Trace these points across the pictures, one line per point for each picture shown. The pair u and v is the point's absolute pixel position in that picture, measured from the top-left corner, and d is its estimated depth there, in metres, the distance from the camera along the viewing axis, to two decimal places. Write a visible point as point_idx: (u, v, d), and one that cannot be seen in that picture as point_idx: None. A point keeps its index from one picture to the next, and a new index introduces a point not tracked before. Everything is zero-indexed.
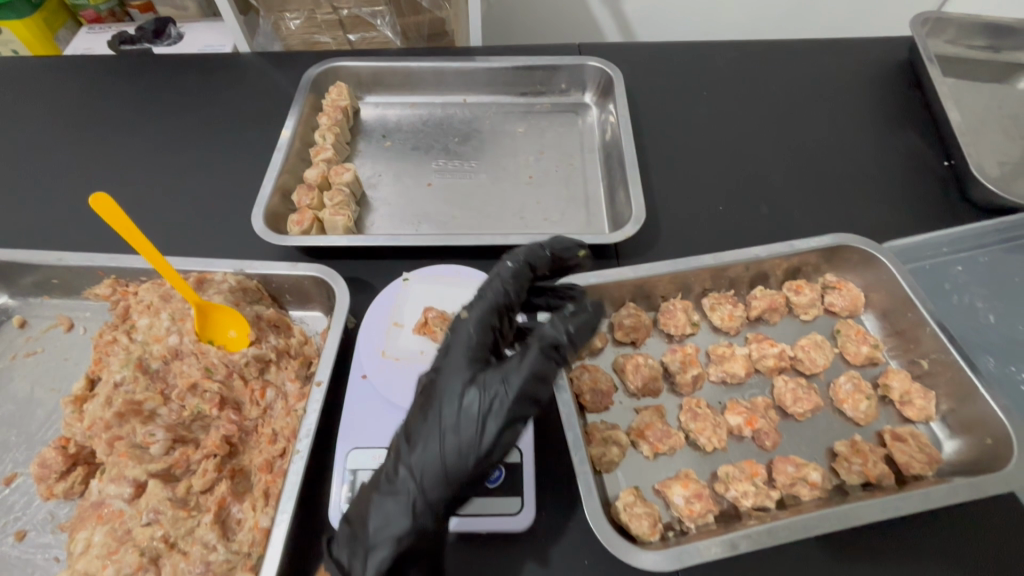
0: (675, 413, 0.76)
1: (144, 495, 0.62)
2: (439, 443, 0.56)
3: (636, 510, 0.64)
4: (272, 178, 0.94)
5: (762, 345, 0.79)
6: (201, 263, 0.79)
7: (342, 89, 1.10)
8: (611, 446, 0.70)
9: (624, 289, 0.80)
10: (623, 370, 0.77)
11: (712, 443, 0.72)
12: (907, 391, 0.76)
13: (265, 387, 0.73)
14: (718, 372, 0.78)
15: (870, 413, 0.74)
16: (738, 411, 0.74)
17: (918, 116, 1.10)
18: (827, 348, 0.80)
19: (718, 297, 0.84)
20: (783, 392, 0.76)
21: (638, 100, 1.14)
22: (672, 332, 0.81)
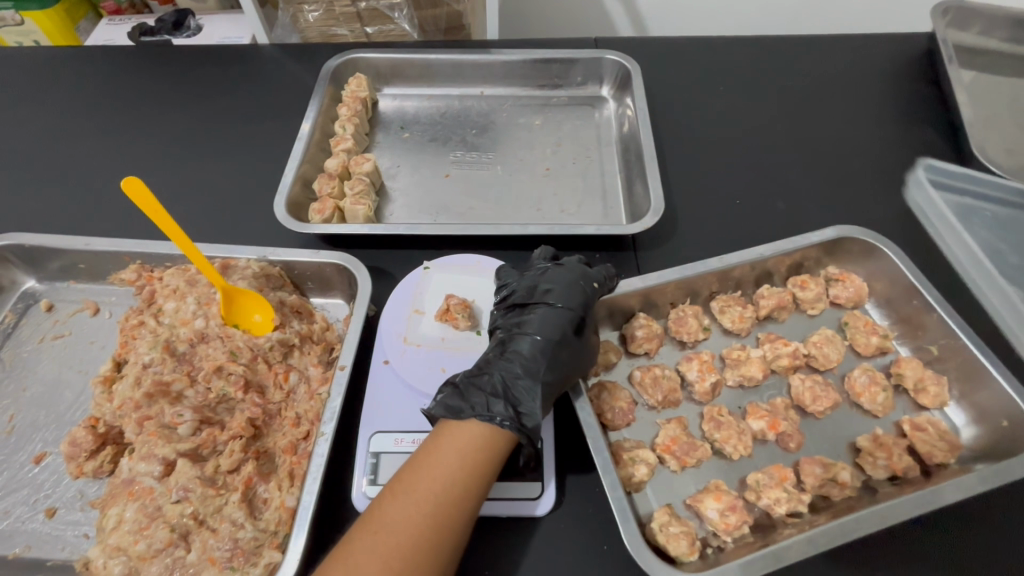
0: (697, 422, 0.75)
1: (173, 473, 0.63)
2: (576, 353, 0.68)
3: (672, 530, 0.63)
4: (293, 167, 0.95)
5: (776, 345, 0.79)
6: (225, 249, 0.80)
7: (361, 80, 1.11)
8: (639, 466, 0.68)
9: (635, 299, 0.80)
10: (640, 382, 0.76)
11: (739, 450, 0.71)
12: (921, 378, 0.76)
13: (288, 371, 0.74)
14: (735, 376, 0.78)
15: (887, 404, 0.75)
16: (760, 415, 0.74)
17: (937, 112, 1.10)
18: (839, 343, 0.80)
19: (726, 299, 0.83)
20: (801, 391, 0.76)
21: (654, 93, 1.14)
22: (686, 338, 0.80)
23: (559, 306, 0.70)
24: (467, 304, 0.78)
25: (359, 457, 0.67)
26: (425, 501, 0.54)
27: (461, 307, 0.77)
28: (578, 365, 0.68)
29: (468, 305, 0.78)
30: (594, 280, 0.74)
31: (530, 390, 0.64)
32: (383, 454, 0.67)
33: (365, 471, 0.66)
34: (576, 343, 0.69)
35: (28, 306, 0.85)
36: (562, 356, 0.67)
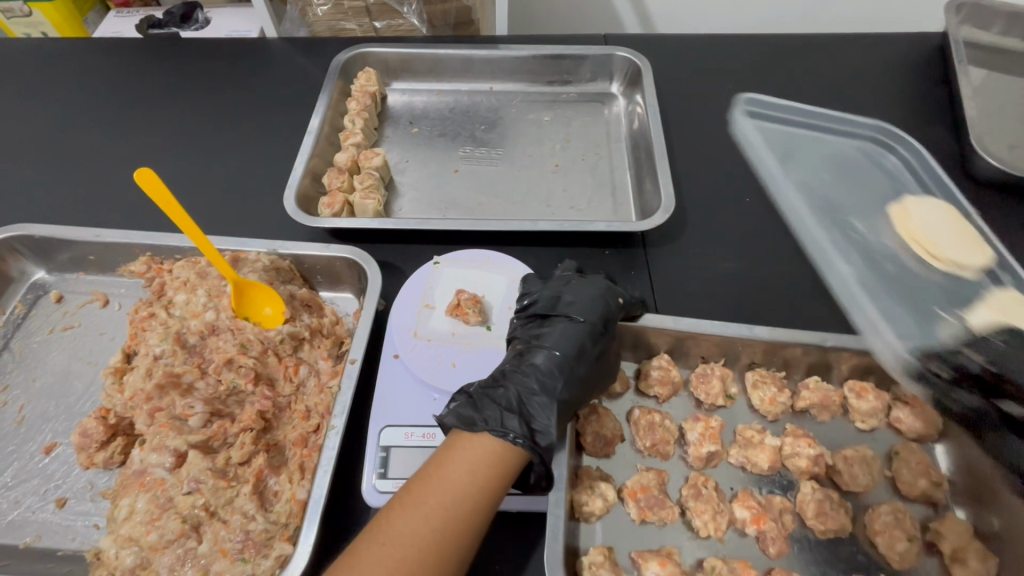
0: (678, 485, 0.72)
1: (185, 464, 0.63)
2: (592, 372, 0.69)
3: (600, 572, 0.61)
4: (303, 161, 0.95)
5: (798, 442, 0.72)
6: (236, 242, 0.80)
7: (370, 75, 1.11)
8: (596, 497, 0.66)
9: (664, 338, 0.77)
10: (636, 422, 0.74)
11: (707, 529, 0.66)
12: (961, 547, 0.64)
13: (298, 364, 0.74)
14: (739, 456, 0.73)
15: (906, 557, 0.65)
16: (749, 504, 0.68)
17: (948, 112, 1.09)
18: (875, 468, 0.71)
19: (763, 374, 0.77)
20: (807, 502, 0.69)
21: (664, 91, 1.14)
22: (702, 397, 0.76)
23: (578, 322, 0.70)
24: (478, 300, 0.78)
25: (369, 451, 0.67)
26: (434, 515, 0.54)
27: (472, 302, 0.77)
28: (592, 383, 0.69)
29: (478, 301, 0.78)
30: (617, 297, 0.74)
31: (546, 407, 0.64)
32: (392, 448, 0.67)
33: (375, 464, 0.66)
34: (594, 361, 0.69)
35: (37, 297, 0.85)
36: (578, 374, 0.68)
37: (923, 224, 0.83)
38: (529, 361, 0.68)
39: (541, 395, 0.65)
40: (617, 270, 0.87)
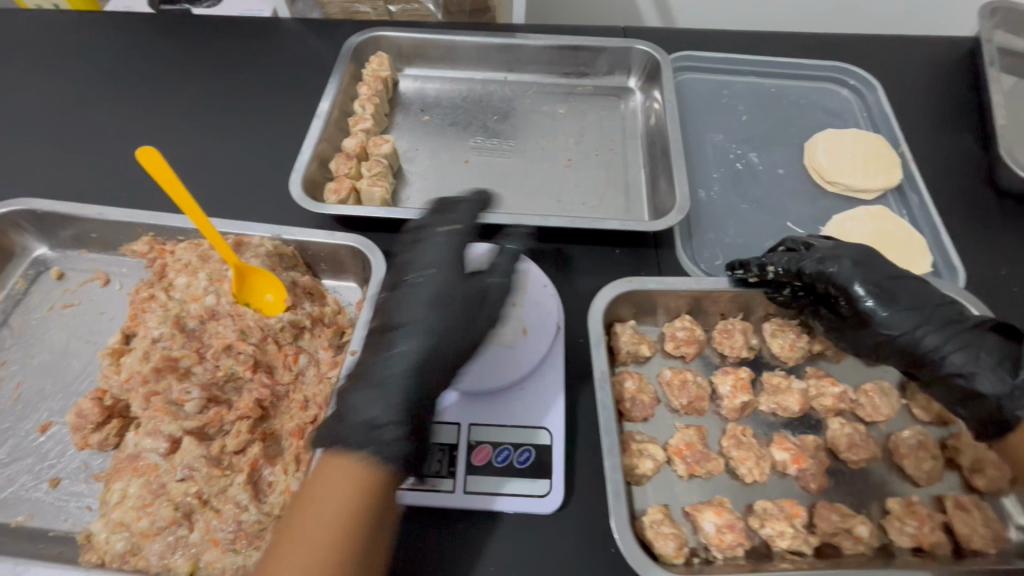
0: (716, 437, 0.72)
1: (179, 451, 0.62)
2: (484, 323, 0.65)
3: (663, 530, 0.62)
4: (310, 145, 0.93)
5: (822, 383, 0.74)
6: (239, 226, 0.79)
7: (383, 59, 1.09)
8: (646, 460, 0.67)
9: (682, 299, 0.78)
10: (668, 383, 0.74)
11: (752, 475, 0.68)
12: (979, 458, 0.69)
13: (298, 353, 0.73)
14: (769, 403, 0.74)
15: (932, 474, 0.69)
16: (786, 446, 0.70)
17: (976, 119, 1.06)
18: (893, 398, 0.74)
19: (781, 324, 0.79)
20: (838, 436, 0.71)
21: (683, 87, 1.10)
22: (727, 352, 0.77)
23: (422, 271, 0.65)
24: None
25: None
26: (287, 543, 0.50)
27: None
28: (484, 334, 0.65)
29: None
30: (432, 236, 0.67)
31: (416, 375, 0.58)
32: None
33: None
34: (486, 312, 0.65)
35: (38, 273, 0.84)
36: (466, 329, 0.62)
37: (831, 157, 0.98)
38: (396, 325, 0.62)
39: (426, 362, 0.59)
40: (627, 271, 0.85)
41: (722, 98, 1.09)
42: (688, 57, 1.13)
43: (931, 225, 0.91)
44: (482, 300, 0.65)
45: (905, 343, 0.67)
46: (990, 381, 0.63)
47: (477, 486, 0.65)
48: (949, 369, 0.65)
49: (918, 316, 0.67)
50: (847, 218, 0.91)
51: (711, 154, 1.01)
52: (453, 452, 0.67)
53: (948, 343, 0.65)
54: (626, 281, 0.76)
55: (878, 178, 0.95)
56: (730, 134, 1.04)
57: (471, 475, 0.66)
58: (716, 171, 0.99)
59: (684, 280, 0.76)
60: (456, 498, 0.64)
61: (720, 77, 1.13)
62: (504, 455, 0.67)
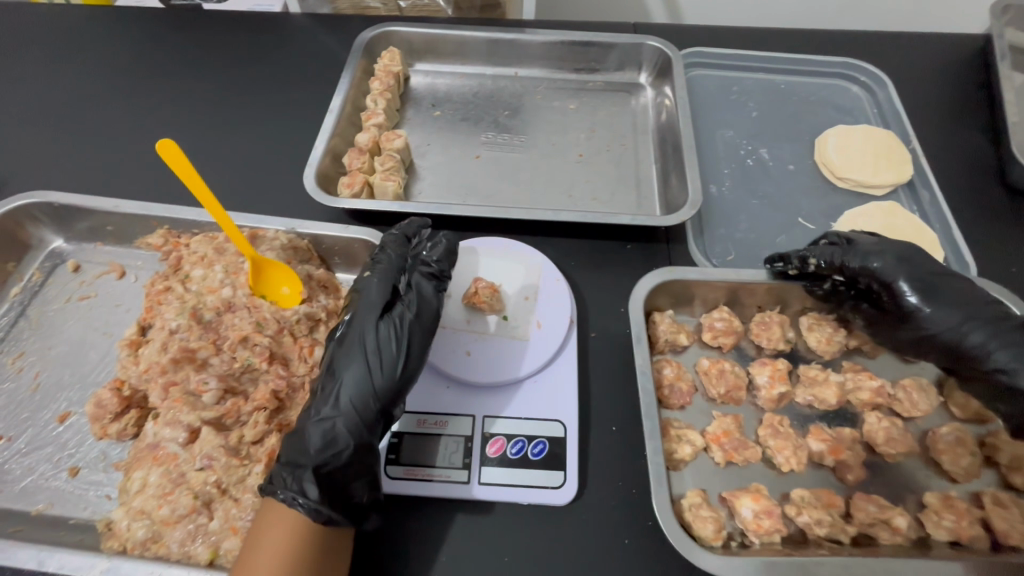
0: (753, 426, 0.73)
1: (198, 441, 0.63)
2: (405, 344, 0.63)
3: (701, 513, 0.62)
4: (323, 139, 0.93)
5: (859, 376, 0.75)
6: (254, 220, 0.80)
7: (395, 54, 1.09)
8: (685, 445, 0.68)
9: (719, 291, 0.79)
10: (705, 372, 0.75)
11: (790, 464, 0.68)
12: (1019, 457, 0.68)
13: (313, 345, 0.74)
14: (806, 395, 0.74)
15: (971, 470, 0.68)
16: (823, 437, 0.70)
17: (988, 116, 1.06)
18: (932, 394, 0.74)
19: (817, 318, 0.79)
20: (874, 429, 0.71)
21: (693, 83, 1.10)
22: (763, 344, 0.78)
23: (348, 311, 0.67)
24: (494, 289, 0.77)
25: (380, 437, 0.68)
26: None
27: (488, 291, 0.76)
28: (408, 355, 0.63)
29: (495, 290, 0.77)
30: (360, 279, 0.70)
31: (331, 409, 0.59)
32: (404, 434, 0.68)
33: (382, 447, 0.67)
34: (396, 333, 0.63)
35: (55, 266, 0.85)
36: (377, 355, 0.62)
37: (841, 152, 0.98)
38: (332, 360, 0.63)
39: (339, 395, 0.60)
40: (639, 265, 0.86)
41: (732, 94, 1.09)
42: (698, 53, 1.13)
43: (943, 221, 0.91)
44: (390, 323, 0.64)
45: (951, 339, 0.68)
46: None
47: (491, 478, 0.65)
48: (995, 365, 0.66)
49: (965, 312, 0.68)
50: (857, 214, 0.91)
51: (722, 150, 1.01)
52: (467, 443, 0.68)
53: (995, 339, 0.66)
54: (665, 271, 0.77)
55: (890, 174, 0.95)
56: (742, 130, 1.04)
57: (484, 467, 0.66)
58: (727, 167, 0.99)
59: (717, 273, 0.77)
60: (471, 489, 0.65)
61: (731, 73, 1.13)
62: (518, 447, 0.68)
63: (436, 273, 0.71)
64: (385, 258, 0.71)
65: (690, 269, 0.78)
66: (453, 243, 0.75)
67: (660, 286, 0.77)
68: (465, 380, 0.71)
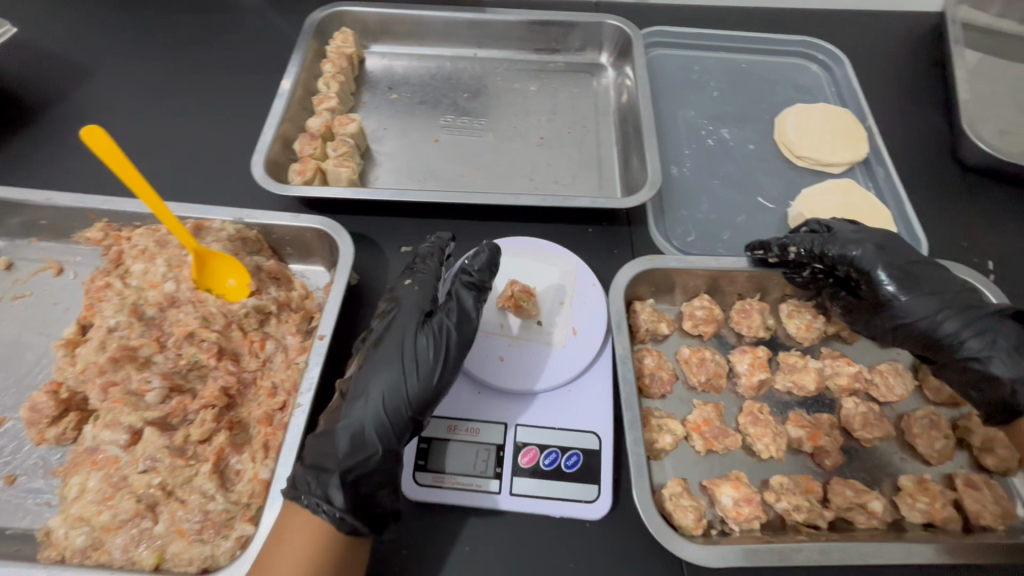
0: (733, 414, 0.74)
1: (140, 442, 0.60)
2: (441, 354, 0.61)
3: (682, 501, 0.62)
4: (272, 125, 0.89)
5: (837, 362, 0.76)
6: (199, 210, 0.76)
7: (348, 36, 1.05)
8: (665, 435, 0.68)
9: (700, 279, 0.79)
10: (686, 361, 0.75)
11: (769, 451, 0.69)
12: (990, 438, 0.70)
13: (264, 339, 0.71)
14: (785, 381, 0.75)
15: (943, 453, 0.70)
16: (801, 424, 0.71)
17: (941, 94, 1.08)
18: (908, 378, 0.75)
19: (798, 305, 0.80)
20: (851, 415, 0.72)
21: (654, 63, 1.09)
22: (744, 332, 0.78)
23: (384, 317, 0.67)
24: (530, 293, 0.74)
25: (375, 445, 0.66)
26: None
27: (525, 295, 0.73)
28: (444, 363, 0.61)
29: (531, 294, 0.74)
30: (398, 286, 0.69)
31: (365, 413, 0.59)
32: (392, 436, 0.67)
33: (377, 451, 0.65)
34: (433, 340, 0.62)
35: None
36: (412, 362, 0.61)
37: (797, 130, 0.98)
38: (366, 364, 0.62)
39: (372, 399, 0.59)
40: (600, 248, 0.85)
41: (693, 73, 1.09)
42: (659, 32, 1.12)
43: (896, 197, 0.93)
44: (427, 332, 0.63)
45: (926, 328, 0.68)
46: (1007, 365, 0.64)
47: (524, 489, 0.64)
48: (965, 353, 0.66)
49: (941, 301, 0.68)
50: (815, 193, 0.90)
51: (683, 131, 1.01)
52: (499, 452, 0.66)
53: (968, 327, 0.66)
54: (643, 261, 0.76)
55: (846, 153, 0.96)
56: (703, 111, 1.04)
57: (516, 477, 0.64)
58: (688, 147, 0.99)
59: (693, 259, 0.77)
60: (503, 501, 0.63)
61: (692, 52, 1.12)
62: (551, 458, 0.66)
63: (478, 283, 0.68)
64: (425, 267, 0.71)
65: (671, 256, 0.78)
66: (495, 251, 0.71)
67: (640, 277, 0.77)
68: (499, 388, 0.69)
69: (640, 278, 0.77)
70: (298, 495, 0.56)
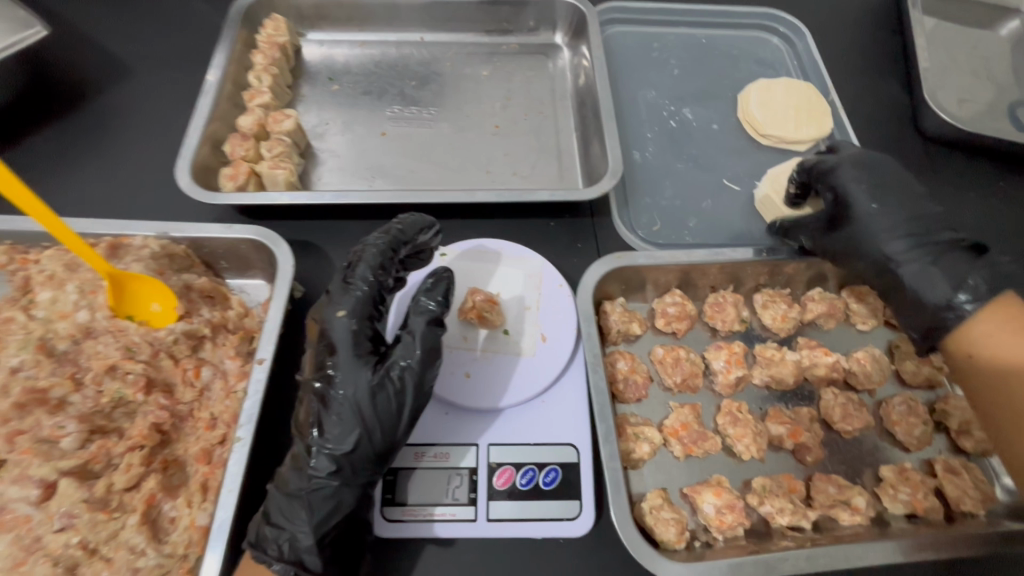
0: (711, 414, 0.71)
1: (55, 496, 0.54)
2: (407, 407, 0.55)
3: (663, 515, 0.60)
4: (197, 125, 0.81)
5: (815, 352, 0.73)
6: (117, 225, 0.69)
7: (279, 22, 0.96)
8: (642, 444, 0.65)
9: (671, 274, 0.75)
10: (660, 361, 0.72)
11: (750, 452, 0.66)
12: (966, 421, 0.70)
13: (199, 366, 0.65)
14: (763, 376, 0.72)
15: (922, 439, 0.69)
16: (782, 420, 0.69)
17: (902, 63, 1.05)
18: (884, 364, 0.74)
19: (772, 294, 0.78)
20: (831, 406, 0.70)
21: (610, 42, 1.04)
22: (718, 327, 0.75)
23: (325, 356, 0.55)
24: (494, 301, 0.69)
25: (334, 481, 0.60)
26: None
27: (488, 304, 0.68)
28: (410, 415, 0.55)
29: (495, 302, 0.69)
30: (333, 319, 0.56)
31: (332, 477, 0.52)
32: None
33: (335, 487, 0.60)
34: (393, 393, 0.54)
35: None
36: (374, 421, 0.54)
37: (760, 106, 0.95)
38: (317, 423, 0.54)
39: (339, 464, 0.52)
40: (563, 243, 0.80)
41: (652, 51, 1.04)
42: (615, 9, 1.06)
43: None
44: (387, 382, 0.55)
45: (866, 251, 0.68)
46: (932, 290, 0.63)
47: (502, 513, 0.60)
48: (900, 276, 0.65)
49: (915, 232, 0.66)
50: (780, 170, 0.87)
51: (644, 112, 0.96)
52: (472, 475, 0.61)
53: (911, 251, 0.65)
54: (611, 259, 0.72)
55: (810, 128, 0.93)
56: (664, 90, 0.99)
57: (493, 501, 0.60)
58: (650, 130, 0.94)
59: (663, 254, 0.73)
60: (480, 527, 0.59)
61: (650, 28, 1.07)
62: (529, 476, 0.62)
63: (439, 314, 0.59)
64: (361, 287, 0.58)
65: (640, 252, 0.74)
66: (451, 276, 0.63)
67: (609, 276, 0.73)
68: (469, 407, 0.64)
69: (609, 277, 0.73)
70: (268, 561, 0.51)
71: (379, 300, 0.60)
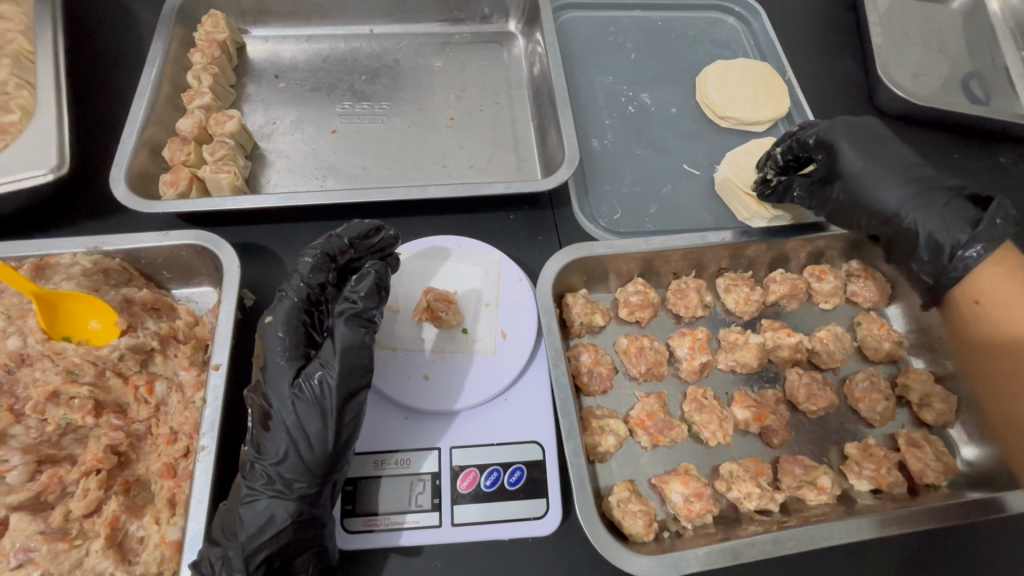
0: (678, 401, 0.70)
1: (7, 531, 0.52)
2: (329, 414, 0.51)
3: (631, 508, 0.59)
4: (131, 130, 0.76)
5: (778, 333, 0.73)
6: (39, 245, 0.65)
7: (218, 18, 0.91)
8: (607, 437, 0.64)
9: (633, 263, 0.74)
10: (624, 351, 0.71)
11: (716, 438, 0.66)
12: (927, 394, 0.71)
13: (152, 382, 0.62)
14: (727, 360, 0.72)
15: (886, 414, 0.70)
16: (748, 404, 0.68)
17: (857, 39, 1.05)
18: (846, 341, 0.74)
19: (734, 278, 0.77)
20: (795, 387, 0.70)
21: (565, 29, 1.02)
22: (681, 313, 0.75)
23: (257, 367, 0.55)
24: (449, 300, 0.67)
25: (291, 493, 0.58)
26: None
27: (443, 303, 0.67)
28: (335, 422, 0.51)
29: (450, 301, 0.67)
30: (263, 329, 0.56)
31: (262, 489, 0.51)
32: None
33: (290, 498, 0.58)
34: (313, 399, 0.52)
35: None
36: (297, 429, 0.51)
37: (717, 88, 0.94)
38: (251, 435, 0.53)
39: (269, 476, 0.51)
40: (523, 236, 0.79)
41: (608, 36, 1.02)
42: None
43: None
44: (307, 388, 0.52)
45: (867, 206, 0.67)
46: (945, 230, 0.62)
47: (467, 517, 0.58)
48: (905, 223, 0.64)
49: (913, 185, 0.65)
50: (740, 153, 0.86)
51: (601, 99, 0.94)
52: (435, 480, 0.60)
53: (915, 201, 0.64)
54: (569, 250, 0.70)
55: (767, 109, 0.92)
56: (621, 76, 0.98)
57: (457, 505, 0.59)
58: (608, 117, 0.93)
59: (627, 244, 0.72)
60: (444, 533, 0.57)
61: (605, 13, 1.05)
62: (493, 477, 0.60)
63: (359, 311, 0.55)
64: (288, 295, 0.57)
65: (599, 242, 0.73)
66: (381, 274, 0.59)
67: (567, 268, 0.71)
68: (430, 410, 0.63)
69: (569, 269, 0.71)
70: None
71: (312, 308, 0.58)
